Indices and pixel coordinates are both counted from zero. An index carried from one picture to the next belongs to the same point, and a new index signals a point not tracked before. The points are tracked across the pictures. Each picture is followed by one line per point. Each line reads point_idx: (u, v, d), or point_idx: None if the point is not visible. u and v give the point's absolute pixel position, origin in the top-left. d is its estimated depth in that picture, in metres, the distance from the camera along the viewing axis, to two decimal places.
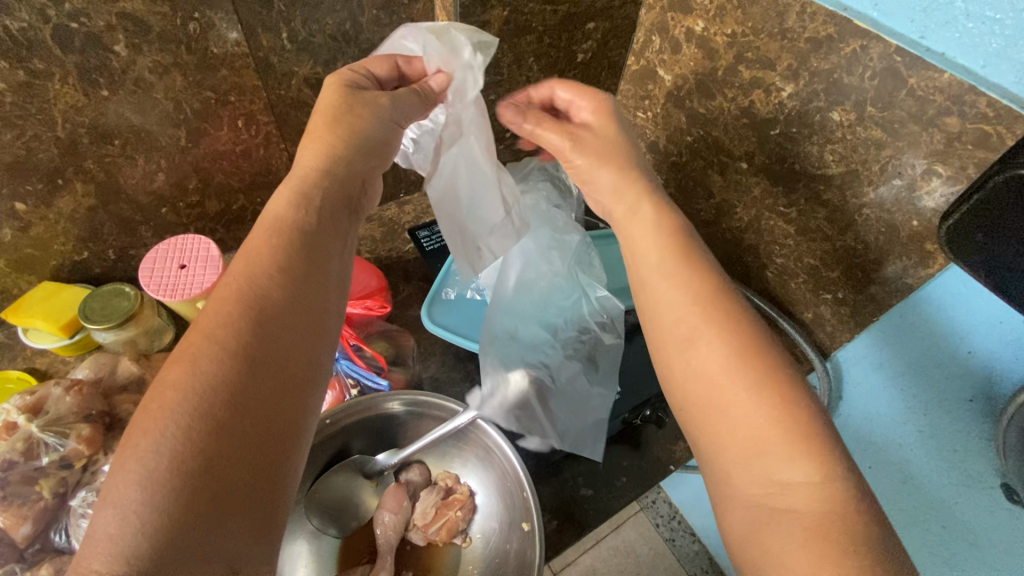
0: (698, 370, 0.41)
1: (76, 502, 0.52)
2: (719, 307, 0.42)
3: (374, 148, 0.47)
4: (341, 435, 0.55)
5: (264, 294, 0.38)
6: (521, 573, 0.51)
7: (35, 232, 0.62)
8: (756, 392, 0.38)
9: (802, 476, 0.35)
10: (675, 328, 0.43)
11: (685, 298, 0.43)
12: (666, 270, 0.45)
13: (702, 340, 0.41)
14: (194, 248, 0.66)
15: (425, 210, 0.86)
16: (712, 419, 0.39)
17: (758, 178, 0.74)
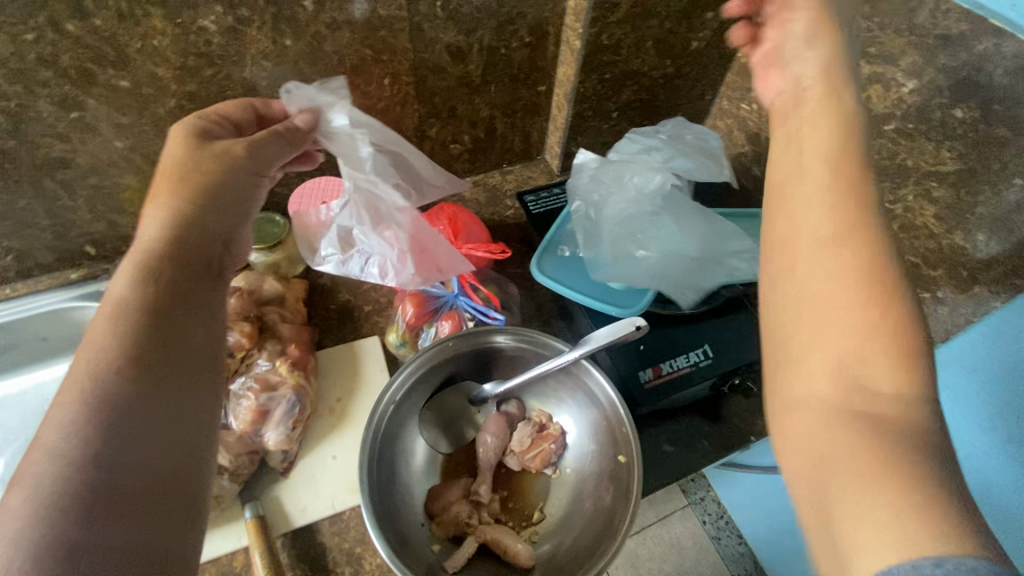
0: (794, 304, 0.38)
1: (236, 386, 0.59)
2: (866, 229, 0.37)
3: (232, 200, 0.50)
4: (454, 362, 0.62)
5: (107, 352, 0.40)
6: (614, 500, 0.55)
7: None
8: (859, 313, 0.34)
9: (862, 425, 0.32)
10: (813, 237, 0.38)
11: (814, 214, 0.39)
12: (813, 211, 0.39)
13: (839, 260, 0.36)
14: (336, 188, 0.73)
15: (526, 181, 0.93)
16: (801, 353, 0.36)
17: (864, 173, 0.75)
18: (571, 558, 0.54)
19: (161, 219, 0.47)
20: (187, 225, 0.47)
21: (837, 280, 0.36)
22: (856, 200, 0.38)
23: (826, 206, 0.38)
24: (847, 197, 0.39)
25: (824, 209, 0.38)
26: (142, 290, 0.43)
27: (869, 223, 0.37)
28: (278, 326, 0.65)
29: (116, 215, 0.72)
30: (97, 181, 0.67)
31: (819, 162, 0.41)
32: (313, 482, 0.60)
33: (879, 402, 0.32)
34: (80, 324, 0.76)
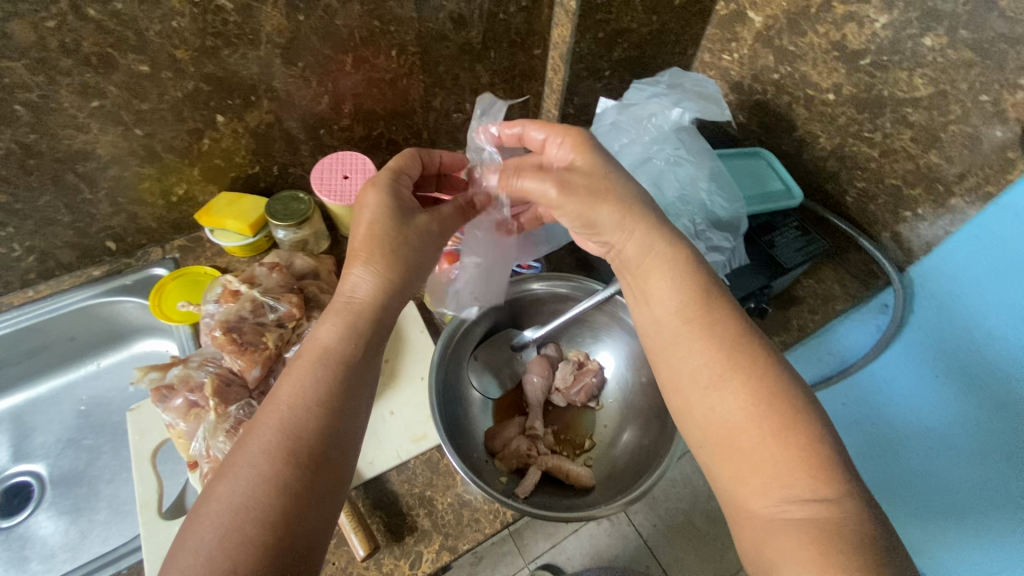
0: (704, 407, 0.44)
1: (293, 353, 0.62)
2: (720, 324, 0.45)
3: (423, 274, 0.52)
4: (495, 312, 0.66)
5: (307, 386, 0.43)
6: (659, 416, 0.61)
7: (225, 143, 0.72)
8: (756, 423, 0.41)
9: (799, 512, 0.38)
10: (699, 376, 0.44)
11: (680, 309, 0.46)
12: (697, 339, 0.45)
13: (727, 390, 0.42)
14: (354, 162, 0.76)
15: None
16: (730, 466, 0.41)
17: (844, 108, 0.81)
18: (625, 474, 0.59)
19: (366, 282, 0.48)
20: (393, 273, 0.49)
21: (733, 404, 0.42)
22: (702, 298, 0.46)
23: (682, 327, 0.46)
24: (700, 322, 0.45)
25: (696, 342, 0.45)
26: (342, 338, 0.46)
27: (727, 339, 0.44)
28: (320, 296, 0.67)
29: (136, 207, 0.72)
30: (117, 171, 0.67)
31: (669, 283, 0.47)
32: (375, 436, 0.63)
33: (816, 486, 0.38)
34: (106, 321, 0.76)
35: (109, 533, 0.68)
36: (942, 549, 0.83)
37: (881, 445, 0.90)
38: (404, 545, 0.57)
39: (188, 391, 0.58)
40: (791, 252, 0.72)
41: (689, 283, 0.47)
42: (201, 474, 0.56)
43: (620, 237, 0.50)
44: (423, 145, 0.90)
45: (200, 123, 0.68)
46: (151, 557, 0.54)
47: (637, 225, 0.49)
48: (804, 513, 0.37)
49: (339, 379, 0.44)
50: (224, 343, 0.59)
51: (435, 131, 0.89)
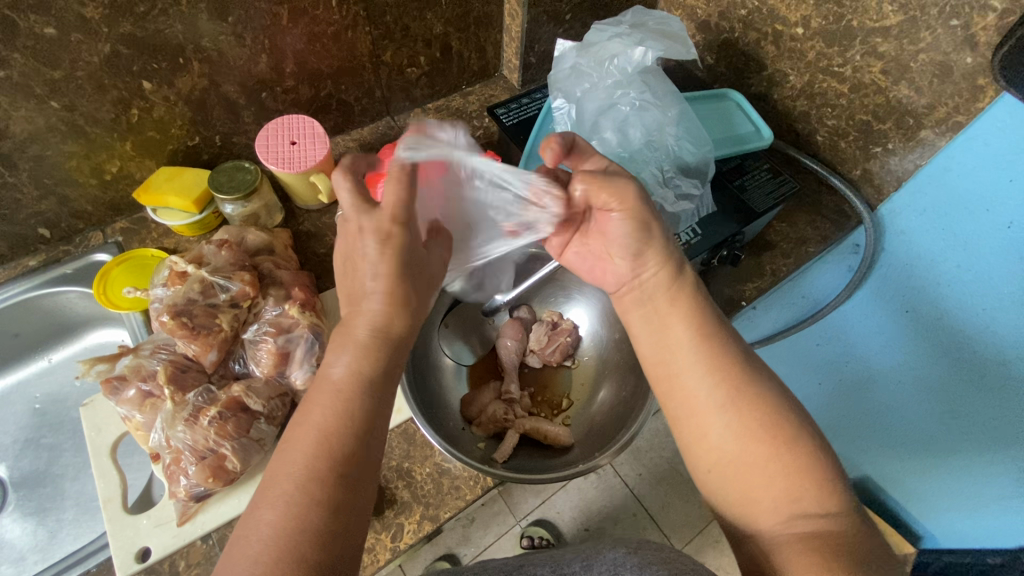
0: (719, 433, 0.41)
1: (250, 333, 0.59)
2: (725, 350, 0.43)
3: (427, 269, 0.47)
4: (463, 278, 0.64)
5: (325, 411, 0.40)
6: (635, 370, 0.60)
7: (158, 113, 0.66)
8: (761, 443, 0.40)
9: (812, 525, 0.37)
10: (700, 399, 0.42)
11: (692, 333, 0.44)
12: (702, 362, 0.43)
13: (729, 415, 0.41)
14: (301, 126, 0.71)
15: (488, 100, 0.92)
16: (736, 486, 0.40)
17: (814, 42, 0.77)
18: (603, 430, 0.58)
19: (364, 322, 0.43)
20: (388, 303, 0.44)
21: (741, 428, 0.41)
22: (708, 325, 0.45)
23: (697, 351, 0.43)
24: (712, 352, 0.43)
25: (702, 367, 0.43)
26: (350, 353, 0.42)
27: (730, 365, 0.43)
28: (277, 272, 0.63)
29: (66, 188, 0.66)
30: (37, 150, 0.62)
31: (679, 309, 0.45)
32: None
33: (825, 499, 0.38)
34: (53, 313, 0.72)
35: (79, 532, 0.65)
36: (904, 472, 0.94)
37: (852, 387, 0.94)
38: (385, 519, 0.56)
39: (140, 380, 0.55)
40: (763, 197, 0.70)
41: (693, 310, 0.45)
42: (163, 465, 0.54)
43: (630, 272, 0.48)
44: (377, 105, 0.85)
45: (125, 92, 0.62)
46: (119, 554, 0.52)
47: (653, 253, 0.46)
48: (814, 525, 0.37)
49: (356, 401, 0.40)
50: (174, 328, 0.56)
51: (389, 89, 0.84)
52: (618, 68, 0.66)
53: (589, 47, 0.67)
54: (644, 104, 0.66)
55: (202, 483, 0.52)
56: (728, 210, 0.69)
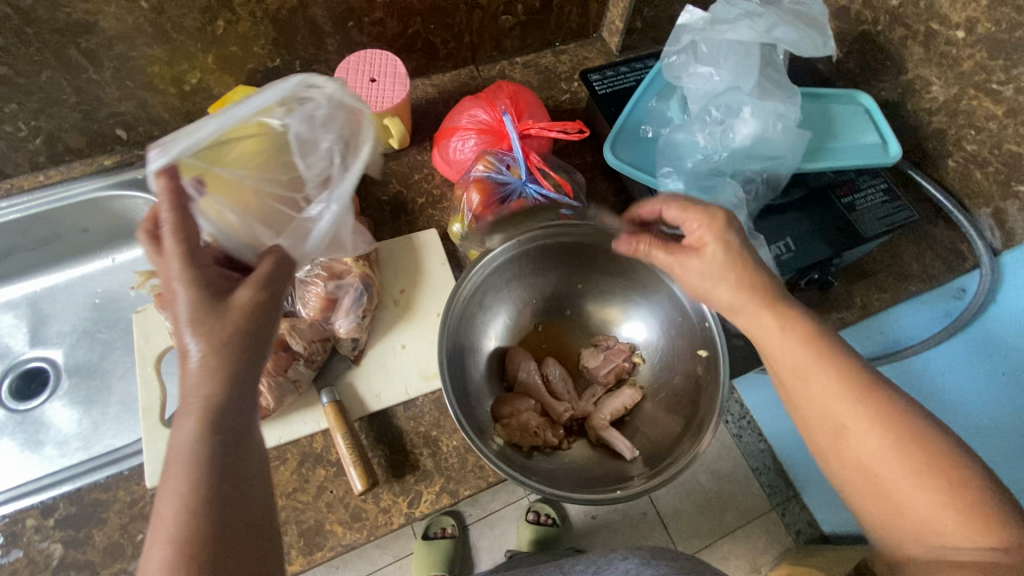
0: (861, 461, 0.39)
1: (301, 274, 0.58)
2: (863, 381, 0.41)
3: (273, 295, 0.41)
4: (528, 262, 0.59)
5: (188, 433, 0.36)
6: (695, 396, 0.54)
7: (243, 28, 0.64)
8: (922, 478, 0.37)
9: (970, 554, 0.34)
10: (830, 429, 0.41)
11: (819, 365, 0.41)
12: (850, 402, 0.40)
13: (860, 433, 0.39)
14: (382, 64, 0.67)
15: (581, 63, 0.85)
16: (883, 508, 0.39)
17: (974, 50, 0.64)
18: (658, 459, 0.53)
19: (196, 340, 0.37)
20: (240, 340, 0.38)
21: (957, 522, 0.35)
22: (842, 370, 0.41)
23: (834, 383, 0.41)
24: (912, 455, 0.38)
25: (829, 386, 0.41)
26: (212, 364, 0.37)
27: (872, 390, 0.40)
28: None
29: (146, 93, 0.66)
30: (123, 50, 0.60)
31: (782, 337, 0.43)
32: (385, 371, 0.59)
33: (973, 532, 0.35)
34: (121, 215, 0.73)
35: (120, 429, 0.68)
36: None
37: None
38: (405, 483, 0.55)
39: None
40: (873, 221, 0.62)
41: (819, 342, 0.42)
42: None
43: (763, 340, 0.44)
44: (462, 51, 0.79)
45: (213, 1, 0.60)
46: (150, 462, 0.54)
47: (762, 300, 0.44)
48: (976, 557, 0.34)
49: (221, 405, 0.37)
50: None
51: (478, 36, 0.78)
52: (746, 50, 0.58)
53: (715, 21, 0.59)
54: (765, 96, 0.58)
55: None
56: (829, 228, 0.61)
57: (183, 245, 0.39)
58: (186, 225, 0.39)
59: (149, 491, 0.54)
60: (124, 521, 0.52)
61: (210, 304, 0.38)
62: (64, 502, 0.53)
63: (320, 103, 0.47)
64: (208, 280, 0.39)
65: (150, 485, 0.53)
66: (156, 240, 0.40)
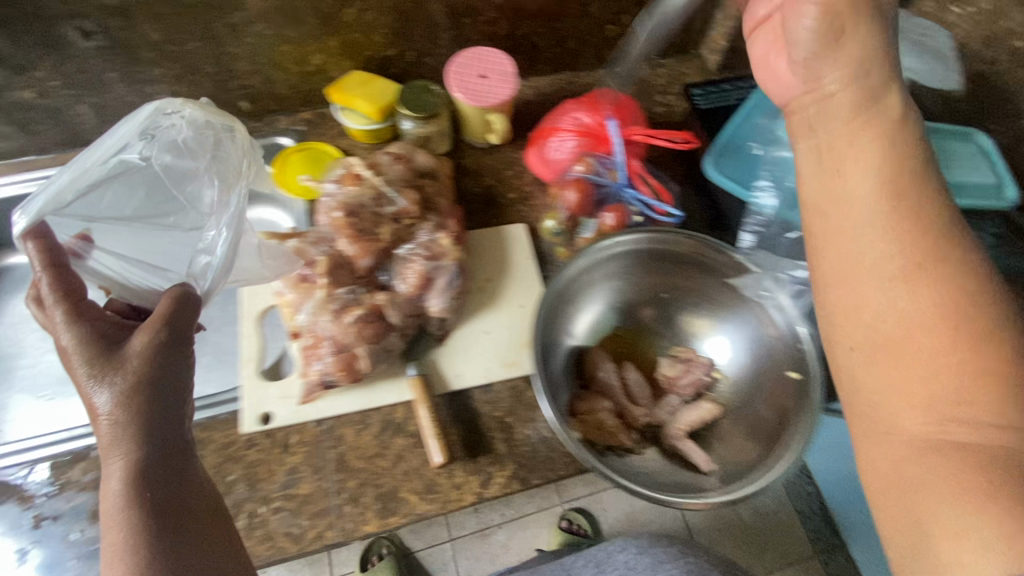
0: (896, 327, 0.37)
1: (402, 251, 0.61)
2: (929, 257, 0.36)
3: (179, 335, 0.45)
4: (626, 262, 0.60)
5: (118, 459, 0.39)
6: (778, 416, 0.54)
7: (370, 17, 0.68)
8: (948, 347, 0.35)
9: (967, 434, 0.33)
10: (866, 300, 0.38)
11: (879, 208, 0.38)
12: (888, 265, 0.37)
13: (909, 289, 0.36)
14: (492, 60, 0.70)
15: (677, 78, 0.86)
16: (897, 375, 0.36)
17: None
18: (734, 476, 0.53)
19: (103, 396, 0.40)
20: (151, 385, 0.41)
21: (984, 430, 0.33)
22: (905, 222, 0.37)
23: (886, 244, 0.37)
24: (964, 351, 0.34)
25: (881, 220, 0.38)
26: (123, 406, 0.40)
27: (931, 254, 0.36)
28: (439, 200, 0.64)
29: (273, 69, 0.71)
30: (262, 28, 0.65)
31: (875, 148, 0.39)
32: (467, 353, 0.61)
33: (996, 408, 0.33)
34: None
35: (210, 378, 0.72)
36: None
37: None
38: (478, 463, 0.57)
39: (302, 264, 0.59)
40: None
41: (899, 183, 0.38)
42: (302, 345, 0.58)
43: (837, 173, 0.40)
44: (564, 57, 0.82)
45: None
46: (247, 410, 0.58)
47: (865, 110, 0.40)
48: (976, 437, 0.33)
49: (148, 424, 0.41)
50: (342, 224, 0.59)
51: (581, 43, 0.80)
52: None
53: None
54: None
55: (333, 374, 0.55)
56: None
57: (71, 304, 0.42)
58: (63, 276, 0.43)
59: (242, 436, 0.57)
60: (218, 461, 0.56)
61: (107, 356, 0.41)
62: None
63: (180, 131, 0.55)
64: (102, 332, 0.43)
65: (245, 430, 0.57)
66: (40, 303, 0.43)
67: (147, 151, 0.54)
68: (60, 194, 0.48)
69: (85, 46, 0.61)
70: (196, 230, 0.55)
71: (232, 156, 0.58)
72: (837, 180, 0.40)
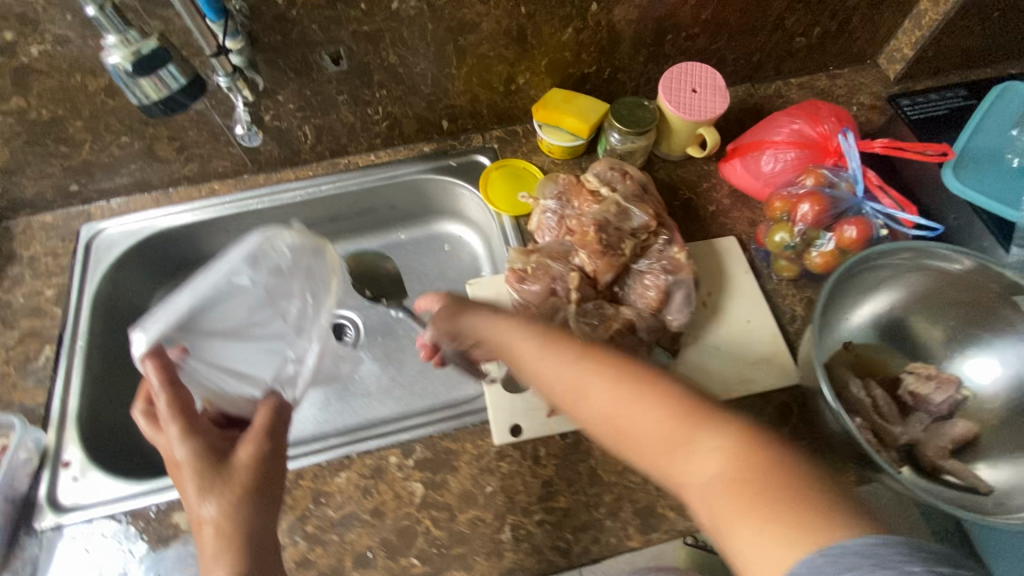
0: (704, 499, 0.36)
1: (641, 265, 0.62)
2: (652, 381, 0.40)
3: (280, 449, 0.47)
4: (893, 271, 0.59)
5: None
6: None
7: (584, 35, 0.69)
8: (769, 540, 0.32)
9: None
10: (692, 475, 0.36)
11: (601, 420, 0.41)
12: (716, 436, 0.37)
13: (707, 449, 0.36)
14: (701, 75, 0.70)
15: (857, 87, 0.84)
16: None
17: None
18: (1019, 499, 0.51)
19: (209, 506, 0.41)
20: (248, 502, 0.42)
21: (711, 445, 0.36)
22: (632, 381, 0.41)
23: (685, 443, 0.37)
24: (644, 383, 0.41)
25: (661, 443, 0.38)
26: (235, 516, 0.41)
27: (755, 485, 0.34)
28: (665, 215, 0.64)
29: (482, 89, 0.72)
30: (485, 49, 0.67)
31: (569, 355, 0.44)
32: (702, 369, 0.61)
33: None
34: (427, 197, 0.80)
35: (416, 390, 0.74)
36: None
37: None
38: None
39: (547, 280, 0.60)
40: None
41: (602, 369, 0.42)
42: None
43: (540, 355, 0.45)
44: (746, 70, 0.82)
45: (575, 10, 0.65)
46: (498, 422, 0.59)
47: (591, 352, 0.43)
48: None
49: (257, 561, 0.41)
50: (591, 239, 0.60)
51: (768, 55, 0.80)
52: None
53: None
54: None
55: None
56: None
57: (178, 414, 0.44)
58: (180, 392, 0.45)
59: (492, 448, 0.58)
60: (473, 472, 0.57)
61: (212, 464, 0.43)
62: (420, 447, 0.58)
63: (284, 257, 0.62)
64: (210, 444, 0.44)
65: (497, 442, 0.58)
66: (154, 418, 0.46)
67: (253, 275, 0.59)
68: (184, 313, 0.51)
69: (331, 71, 0.64)
70: (291, 343, 0.61)
71: (321, 274, 0.67)
72: (546, 364, 0.44)
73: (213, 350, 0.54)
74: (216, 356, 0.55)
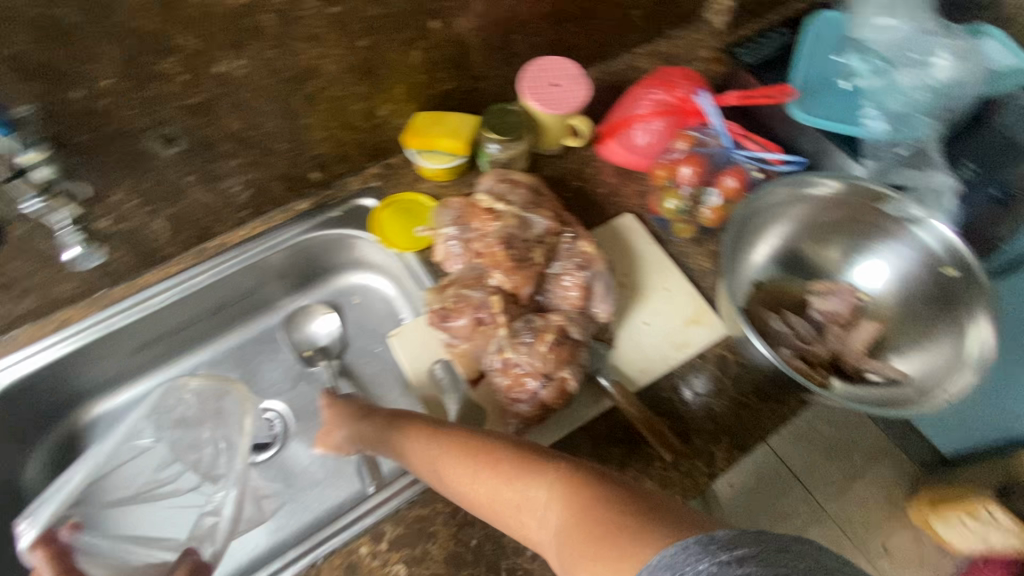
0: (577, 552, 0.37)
1: (556, 268, 0.61)
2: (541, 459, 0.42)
3: None
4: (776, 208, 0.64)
5: None
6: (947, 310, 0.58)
7: (433, 54, 0.67)
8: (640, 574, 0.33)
9: None
10: (555, 519, 0.39)
11: (509, 490, 0.42)
12: (552, 482, 0.40)
13: (569, 497, 0.39)
14: (557, 68, 0.71)
15: (696, 45, 0.90)
16: None
17: None
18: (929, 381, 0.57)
19: None
20: None
21: (546, 499, 0.40)
22: (532, 464, 0.43)
23: (557, 494, 0.40)
24: (528, 463, 0.43)
25: (553, 497, 0.40)
26: None
27: (615, 510, 0.36)
28: (563, 211, 0.64)
29: (343, 131, 0.68)
30: (334, 92, 0.63)
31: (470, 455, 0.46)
32: (641, 349, 0.63)
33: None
34: (319, 256, 0.75)
35: None
36: None
37: None
38: (697, 446, 0.58)
39: (469, 311, 0.58)
40: None
41: (498, 454, 0.44)
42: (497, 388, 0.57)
43: (446, 469, 0.47)
44: (595, 52, 0.84)
45: (415, 31, 0.63)
46: None
47: (461, 443, 0.47)
48: None
49: None
50: (501, 258, 0.59)
51: (611, 33, 0.82)
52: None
53: None
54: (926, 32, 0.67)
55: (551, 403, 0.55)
56: None
57: None
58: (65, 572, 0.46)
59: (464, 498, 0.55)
60: (453, 531, 0.54)
61: None
62: (390, 524, 0.54)
63: (191, 405, 0.62)
64: None
65: None
66: None
67: (156, 433, 0.60)
68: (72, 487, 0.53)
69: (167, 155, 0.57)
70: (209, 497, 0.57)
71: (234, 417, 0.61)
72: (449, 468, 0.47)
73: (122, 519, 0.56)
74: (127, 526, 0.56)
